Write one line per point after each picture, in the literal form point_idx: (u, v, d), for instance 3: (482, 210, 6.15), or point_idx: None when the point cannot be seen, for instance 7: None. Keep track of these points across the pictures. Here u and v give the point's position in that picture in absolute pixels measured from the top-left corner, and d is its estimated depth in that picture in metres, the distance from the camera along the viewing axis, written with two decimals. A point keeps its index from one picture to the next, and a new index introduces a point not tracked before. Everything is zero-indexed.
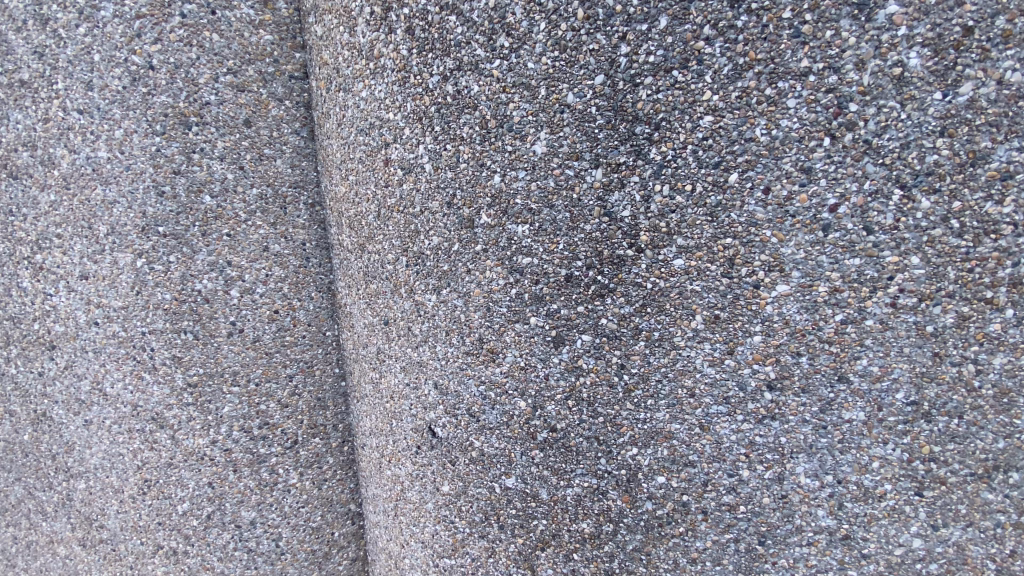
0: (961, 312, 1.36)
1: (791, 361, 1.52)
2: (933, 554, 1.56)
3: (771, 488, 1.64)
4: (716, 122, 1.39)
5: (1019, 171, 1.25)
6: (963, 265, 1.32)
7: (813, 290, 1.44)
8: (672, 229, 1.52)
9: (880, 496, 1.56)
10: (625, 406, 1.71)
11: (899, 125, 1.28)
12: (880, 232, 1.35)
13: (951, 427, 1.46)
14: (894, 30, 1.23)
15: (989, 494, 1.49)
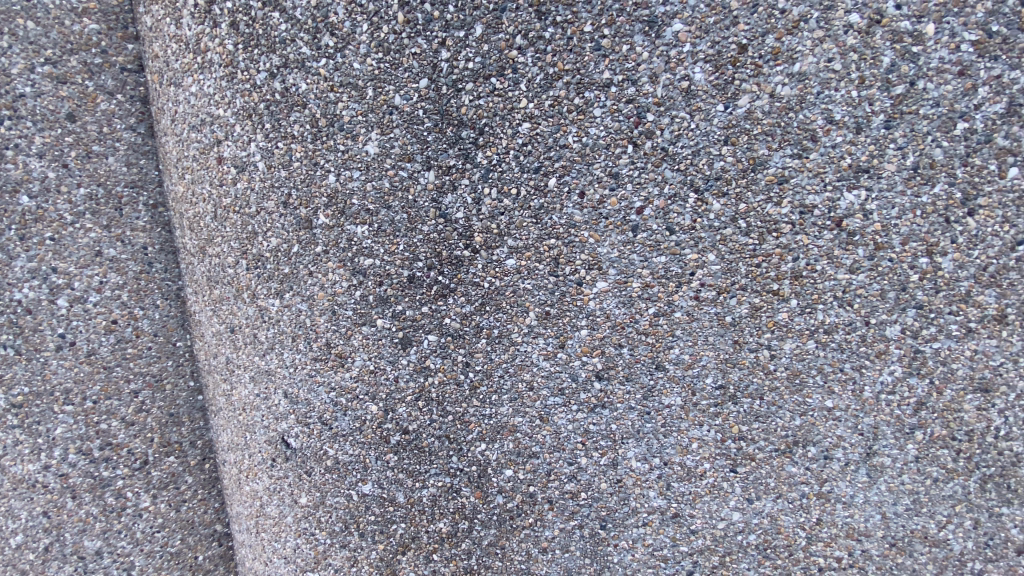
0: (753, 303, 1.55)
1: (615, 352, 1.65)
2: (750, 525, 1.74)
3: (607, 474, 1.76)
4: (534, 129, 1.46)
5: (791, 175, 1.43)
6: (751, 261, 1.51)
7: (628, 286, 1.58)
8: (503, 230, 1.57)
9: (700, 474, 1.72)
10: (472, 404, 1.74)
11: (690, 135, 1.43)
12: (680, 233, 1.52)
13: (754, 408, 1.65)
14: (679, 46, 1.36)
15: (793, 467, 1.68)
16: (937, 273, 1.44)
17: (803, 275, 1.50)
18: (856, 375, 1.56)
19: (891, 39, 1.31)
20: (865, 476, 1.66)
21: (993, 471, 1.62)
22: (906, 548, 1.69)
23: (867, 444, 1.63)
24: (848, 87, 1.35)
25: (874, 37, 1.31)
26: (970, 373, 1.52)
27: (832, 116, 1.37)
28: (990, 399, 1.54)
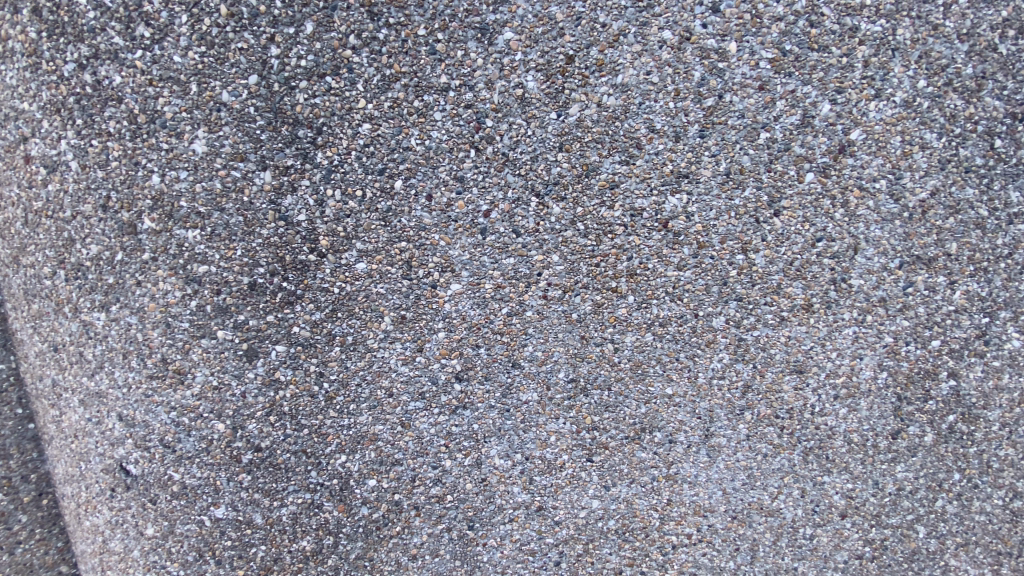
0: (596, 299, 1.66)
1: (473, 353, 1.66)
2: (609, 511, 1.85)
3: (471, 474, 1.78)
4: (375, 130, 1.46)
5: (621, 181, 1.55)
6: (591, 261, 1.62)
7: (481, 288, 1.60)
8: (350, 233, 1.53)
9: (560, 466, 1.80)
10: (329, 415, 1.68)
11: (527, 140, 1.49)
12: (526, 236, 1.57)
13: (604, 398, 1.76)
14: (512, 54, 1.42)
15: (642, 453, 1.81)
16: (752, 268, 1.64)
17: (637, 273, 1.64)
18: (691, 363, 1.73)
19: (700, 55, 1.45)
20: (705, 456, 1.83)
21: (812, 444, 1.84)
22: (746, 520, 1.89)
23: (705, 426, 1.80)
24: (666, 99, 1.48)
25: (685, 52, 1.45)
26: (786, 357, 1.74)
27: (653, 126, 1.50)
28: (804, 379, 1.76)
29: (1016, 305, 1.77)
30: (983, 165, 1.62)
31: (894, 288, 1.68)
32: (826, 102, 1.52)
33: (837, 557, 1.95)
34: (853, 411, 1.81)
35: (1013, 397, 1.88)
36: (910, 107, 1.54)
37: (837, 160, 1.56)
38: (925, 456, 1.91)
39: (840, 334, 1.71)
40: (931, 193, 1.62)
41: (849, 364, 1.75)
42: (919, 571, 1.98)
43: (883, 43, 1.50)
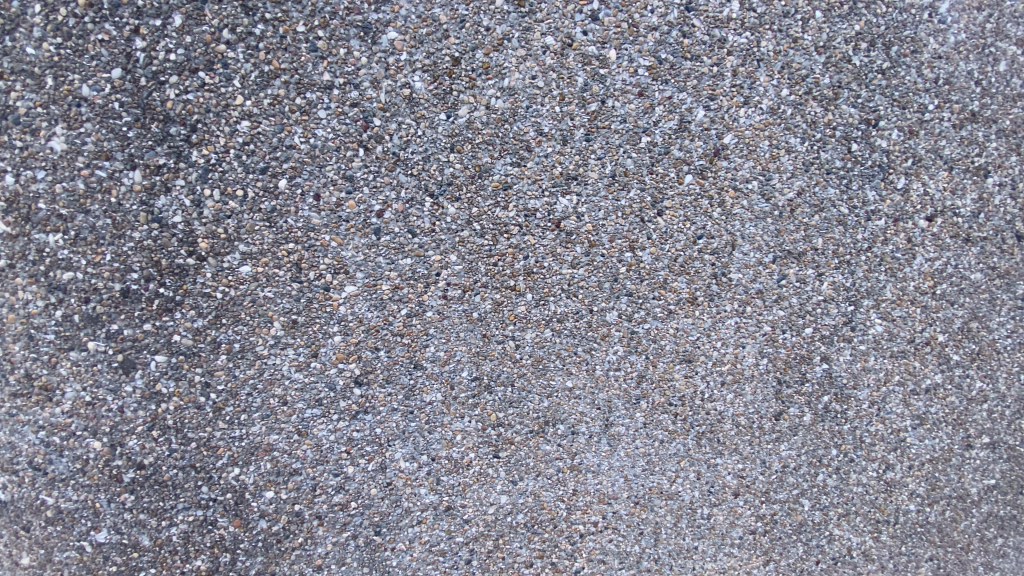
0: (495, 298, 1.68)
1: (372, 356, 1.64)
2: (517, 505, 1.88)
3: (376, 479, 1.75)
4: (254, 128, 1.46)
5: (514, 182, 1.58)
6: (489, 260, 1.64)
7: (377, 289, 1.59)
8: (232, 235, 1.50)
9: (466, 464, 1.81)
10: (218, 427, 1.62)
11: (418, 141, 1.50)
12: (422, 236, 1.57)
13: (507, 395, 1.78)
14: (397, 54, 1.45)
15: (547, 446, 1.86)
16: (639, 265, 1.75)
17: (534, 271, 1.68)
18: (588, 356, 1.81)
19: (582, 60, 1.53)
20: (607, 445, 1.91)
21: (704, 428, 1.97)
22: (647, 505, 1.99)
23: (605, 417, 1.88)
24: (552, 103, 1.54)
25: (568, 58, 1.52)
26: (676, 347, 1.86)
27: (541, 129, 1.56)
28: (693, 367, 1.89)
29: (877, 293, 1.97)
30: (842, 167, 1.79)
31: (769, 281, 1.85)
32: (700, 108, 1.63)
33: (733, 533, 2.09)
34: (739, 395, 1.96)
35: (878, 376, 2.09)
36: (776, 114, 1.69)
37: (713, 162, 1.69)
38: (805, 434, 2.08)
39: (723, 324, 1.86)
40: (797, 193, 1.78)
41: (732, 352, 1.90)
42: (806, 541, 2.18)
43: (749, 54, 1.62)
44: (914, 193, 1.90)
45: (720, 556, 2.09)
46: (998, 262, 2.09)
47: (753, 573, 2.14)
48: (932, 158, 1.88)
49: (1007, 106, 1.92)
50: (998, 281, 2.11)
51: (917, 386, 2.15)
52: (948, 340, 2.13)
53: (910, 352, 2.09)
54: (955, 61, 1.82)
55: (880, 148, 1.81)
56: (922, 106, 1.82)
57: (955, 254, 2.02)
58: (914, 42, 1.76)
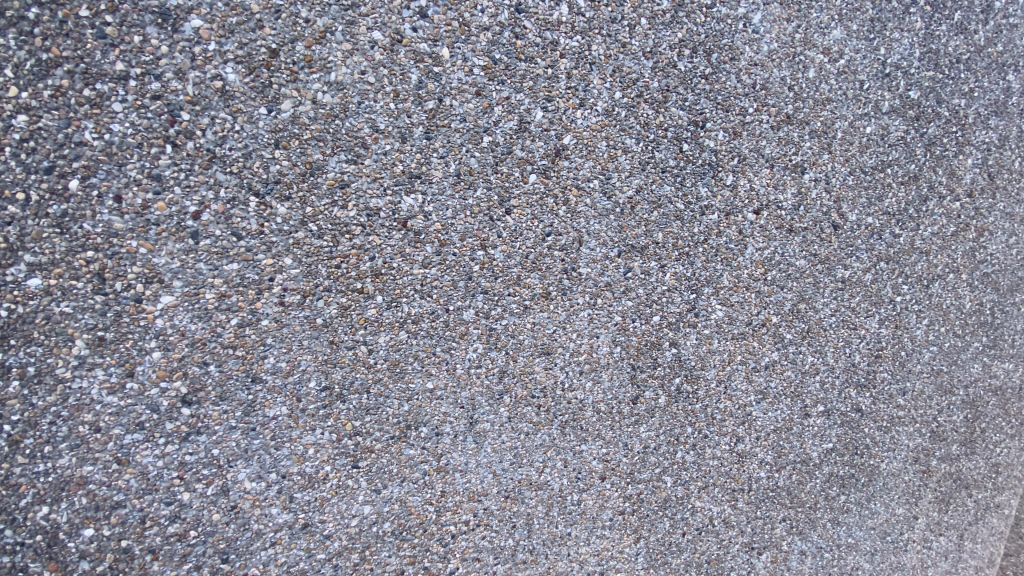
0: (341, 302, 1.62)
1: (200, 372, 1.54)
2: (383, 514, 1.83)
3: (218, 503, 1.63)
4: (33, 122, 1.34)
5: (351, 180, 1.55)
6: (330, 263, 1.58)
7: (200, 298, 1.50)
8: (14, 244, 1.37)
9: (322, 478, 1.73)
10: (15, 462, 1.44)
11: (236, 136, 1.45)
12: (249, 238, 1.50)
13: (363, 402, 1.72)
14: (203, 44, 1.40)
15: (410, 450, 1.82)
16: (492, 262, 1.76)
17: (382, 272, 1.64)
18: (448, 357, 1.79)
19: (414, 58, 1.53)
20: (473, 443, 1.91)
21: (567, 417, 2.04)
22: (518, 497, 2.02)
23: (469, 415, 1.88)
24: (385, 99, 1.54)
25: (398, 54, 1.52)
26: (534, 341, 1.91)
27: (377, 125, 1.54)
28: (552, 359, 1.95)
29: (715, 282, 2.15)
30: (675, 166, 1.95)
31: (617, 274, 1.96)
32: (538, 109, 1.69)
33: (603, 515, 2.20)
34: (597, 383, 2.05)
35: (722, 357, 2.27)
36: (611, 116, 1.79)
37: (555, 162, 1.76)
38: (661, 416, 2.21)
39: (577, 316, 1.95)
40: (636, 190, 1.91)
41: (588, 342, 1.99)
42: (672, 515, 2.33)
43: (582, 57, 1.70)
44: (742, 189, 2.09)
45: (593, 539, 2.20)
46: (818, 249, 2.35)
47: (625, 551, 2.26)
48: (755, 157, 2.07)
49: (816, 110, 2.16)
50: (819, 266, 2.38)
51: (757, 363, 2.36)
52: (781, 321, 2.36)
53: (749, 333, 2.30)
54: (769, 67, 2.00)
55: (708, 148, 1.98)
56: (742, 110, 1.99)
57: (781, 243, 2.25)
58: (731, 50, 1.92)
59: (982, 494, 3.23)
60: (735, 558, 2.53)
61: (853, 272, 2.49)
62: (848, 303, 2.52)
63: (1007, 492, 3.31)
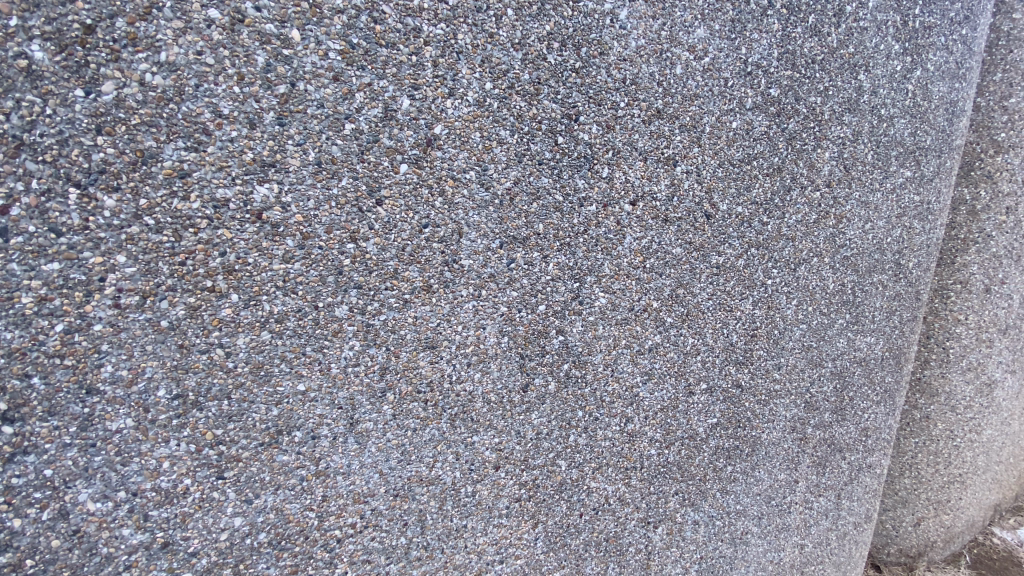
0: (189, 302, 1.54)
1: (21, 386, 1.41)
2: (257, 525, 1.73)
3: (57, 528, 1.48)
4: None
5: (192, 169, 1.49)
6: (172, 260, 1.51)
7: (15, 303, 1.38)
8: None
9: (182, 492, 1.61)
10: None
11: (48, 121, 1.36)
12: (71, 234, 1.41)
13: (225, 409, 1.63)
14: (2, 18, 1.30)
15: (283, 456, 1.74)
16: (364, 256, 1.71)
17: (236, 269, 1.57)
18: (320, 356, 1.72)
19: (259, 39, 1.50)
20: (355, 444, 1.85)
21: (456, 410, 2.02)
22: (408, 494, 1.99)
23: (348, 415, 1.81)
24: (228, 82, 1.49)
25: (240, 35, 1.48)
26: (417, 335, 1.87)
27: (219, 110, 1.49)
28: (437, 353, 1.92)
29: (597, 271, 2.23)
30: (551, 158, 1.98)
31: (500, 265, 1.97)
32: (405, 96, 1.67)
33: (499, 504, 2.22)
34: (486, 374, 2.06)
35: (608, 342, 2.36)
36: (483, 106, 1.80)
37: (427, 152, 1.74)
38: (552, 402, 2.26)
39: (462, 308, 1.93)
40: (514, 182, 1.93)
41: (474, 334, 1.99)
42: (568, 498, 2.41)
43: (447, 45, 1.70)
44: (618, 181, 2.17)
45: (490, 529, 2.22)
46: (693, 237, 2.50)
47: (523, 537, 2.32)
48: (628, 150, 2.16)
49: (684, 105, 2.28)
50: (695, 253, 2.53)
51: (641, 346, 2.47)
52: (661, 305, 2.48)
53: (632, 318, 2.40)
54: (638, 63, 2.08)
55: (583, 140, 2.04)
56: (614, 104, 2.07)
57: (657, 232, 2.37)
58: (600, 45, 1.98)
59: (854, 455, 3.71)
60: (632, 533, 2.67)
61: (726, 258, 2.66)
62: (723, 287, 2.70)
63: (877, 453, 3.89)
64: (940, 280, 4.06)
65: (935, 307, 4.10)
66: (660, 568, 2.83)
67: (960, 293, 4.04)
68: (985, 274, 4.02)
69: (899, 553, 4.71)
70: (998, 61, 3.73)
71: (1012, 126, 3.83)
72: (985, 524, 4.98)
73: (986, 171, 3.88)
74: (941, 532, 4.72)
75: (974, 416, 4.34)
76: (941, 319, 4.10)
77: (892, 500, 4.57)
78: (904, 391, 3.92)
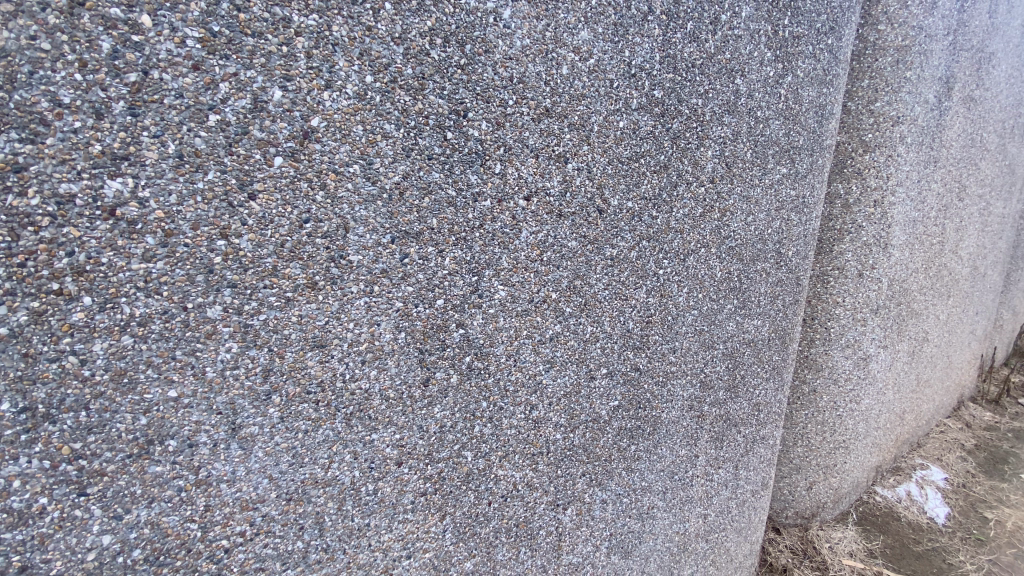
0: (32, 307, 1.41)
1: None
2: (130, 542, 1.63)
3: None
4: None
5: (29, 163, 1.37)
6: (9, 262, 1.38)
7: None
8: None
9: (38, 513, 1.48)
10: None
11: None
12: None
13: (83, 420, 1.51)
14: None
15: (156, 467, 1.64)
16: (238, 253, 1.66)
17: (87, 270, 1.46)
18: (193, 360, 1.64)
19: (103, 23, 1.41)
20: (238, 449, 1.78)
21: (352, 409, 1.99)
22: (303, 498, 1.94)
23: (230, 420, 1.74)
24: (68, 69, 1.38)
25: (81, 19, 1.39)
26: (303, 335, 1.82)
27: (58, 99, 1.38)
28: (327, 352, 1.88)
29: (495, 264, 2.28)
30: (441, 153, 2.00)
31: (392, 260, 1.96)
32: (276, 88, 1.64)
33: (403, 500, 2.22)
34: (383, 370, 2.04)
35: (509, 333, 2.42)
36: (363, 99, 1.78)
37: (304, 145, 1.71)
38: (454, 394, 2.29)
39: (352, 305, 1.90)
40: (403, 177, 1.93)
41: (368, 331, 1.96)
42: (475, 488, 2.45)
43: (321, 37, 1.68)
44: (511, 177, 2.23)
45: (396, 525, 2.21)
46: (587, 231, 2.62)
47: (431, 530, 2.34)
48: (519, 147, 2.23)
49: (572, 104, 2.38)
50: (589, 246, 2.65)
51: (542, 336, 2.56)
52: (559, 296, 2.59)
53: (532, 310, 2.48)
54: (523, 62, 2.15)
55: (473, 136, 2.07)
56: (502, 101, 2.12)
57: (553, 227, 2.46)
58: (484, 42, 2.02)
59: (748, 429, 4.07)
60: (542, 516, 2.78)
61: (620, 250, 2.81)
62: (618, 278, 2.85)
63: (768, 426, 4.30)
64: (821, 267, 4.68)
65: (818, 290, 4.71)
66: (571, 548, 2.98)
67: (838, 277, 4.65)
68: (857, 260, 4.68)
69: (796, 515, 5.32)
70: (865, 68, 4.35)
71: (879, 128, 4.45)
72: (866, 483, 5.92)
73: (857, 168, 4.50)
74: (830, 493, 5.41)
75: (853, 387, 5.05)
76: (823, 301, 4.70)
77: (788, 467, 5.17)
78: (791, 367, 4.42)
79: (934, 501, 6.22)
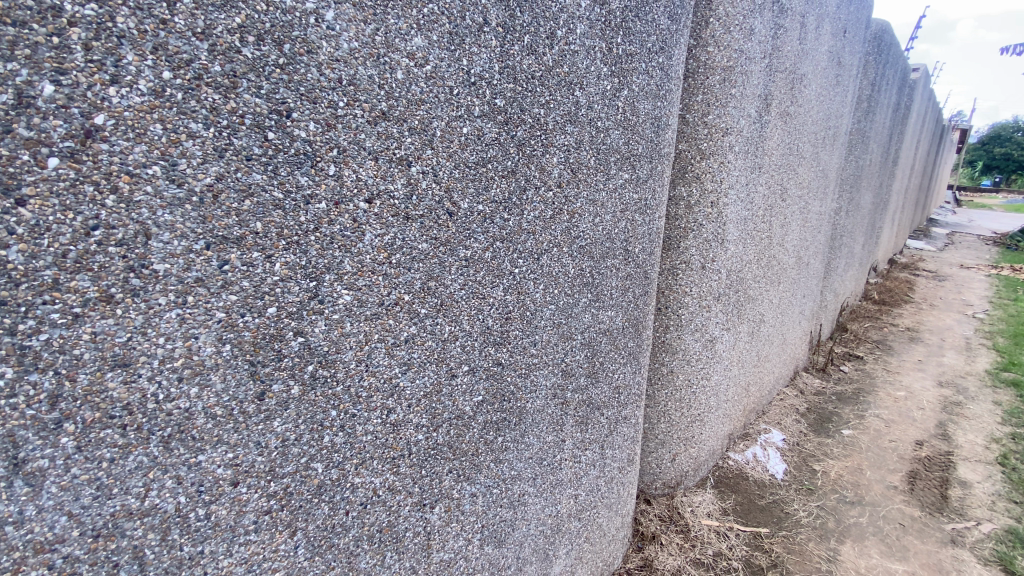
0: None
1: None
2: None
3: None
4: None
5: None
6: None
7: None
8: None
9: None
10: None
11: None
12: None
13: None
14: None
15: None
16: (4, 266, 1.48)
17: None
18: None
19: None
20: (24, 487, 1.58)
21: (169, 431, 1.84)
22: (114, 533, 1.76)
23: (10, 455, 1.55)
24: None
25: None
26: (99, 354, 1.65)
27: None
28: (133, 371, 1.73)
29: (335, 269, 2.23)
30: (262, 154, 1.93)
31: (208, 268, 1.85)
32: (45, 82, 1.49)
33: (244, 521, 2.09)
34: (206, 387, 1.90)
35: (358, 338, 2.38)
36: (160, 96, 1.67)
37: (86, 145, 1.57)
38: (297, 406, 2.20)
39: (161, 319, 1.76)
40: (216, 178, 1.83)
41: (183, 345, 1.82)
42: (329, 499, 2.39)
43: (102, 28, 1.55)
44: (347, 179, 2.21)
45: (236, 548, 2.09)
46: (437, 233, 2.68)
47: (280, 549, 2.24)
48: (355, 149, 2.22)
49: (410, 109, 2.42)
50: (441, 248, 2.71)
51: (396, 339, 2.56)
52: (412, 298, 2.61)
53: (383, 313, 2.47)
54: (353, 65, 2.14)
55: (299, 138, 2.02)
56: (331, 103, 2.09)
57: (400, 229, 2.48)
58: (305, 43, 1.98)
59: (610, 411, 4.43)
60: (407, 518, 2.80)
61: (473, 251, 2.91)
62: (473, 277, 2.95)
63: (630, 406, 4.72)
64: (671, 261, 5.24)
65: (668, 282, 5.25)
66: (441, 545, 3.03)
67: (684, 269, 5.24)
68: (700, 254, 5.30)
69: (663, 485, 5.91)
70: (698, 84, 4.87)
71: (710, 138, 5.05)
72: (720, 450, 6.73)
73: (695, 173, 5.09)
74: (689, 463, 6.08)
75: (703, 366, 5.71)
76: (673, 292, 5.27)
77: (654, 443, 5.73)
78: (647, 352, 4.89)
79: (774, 460, 7.26)
